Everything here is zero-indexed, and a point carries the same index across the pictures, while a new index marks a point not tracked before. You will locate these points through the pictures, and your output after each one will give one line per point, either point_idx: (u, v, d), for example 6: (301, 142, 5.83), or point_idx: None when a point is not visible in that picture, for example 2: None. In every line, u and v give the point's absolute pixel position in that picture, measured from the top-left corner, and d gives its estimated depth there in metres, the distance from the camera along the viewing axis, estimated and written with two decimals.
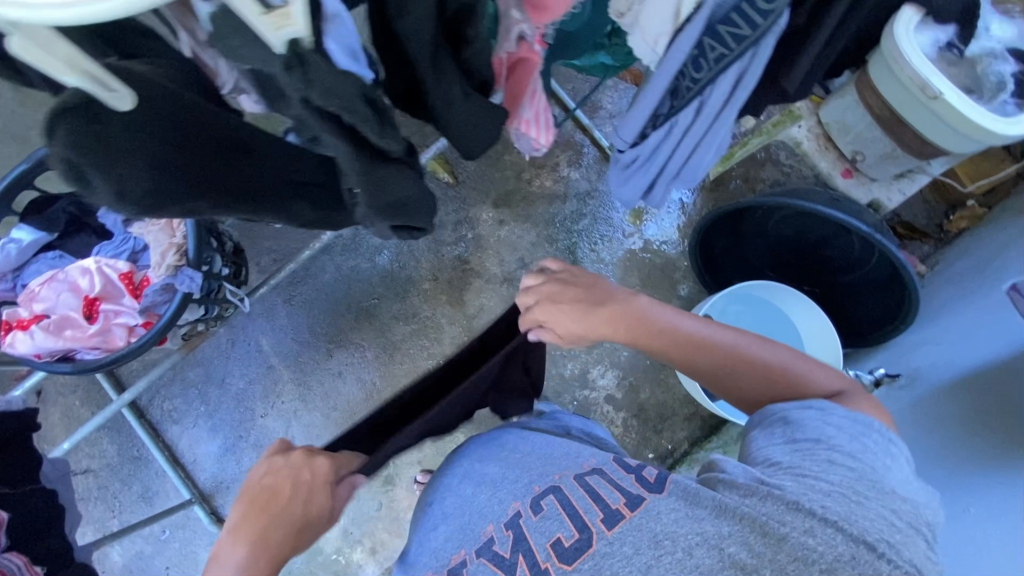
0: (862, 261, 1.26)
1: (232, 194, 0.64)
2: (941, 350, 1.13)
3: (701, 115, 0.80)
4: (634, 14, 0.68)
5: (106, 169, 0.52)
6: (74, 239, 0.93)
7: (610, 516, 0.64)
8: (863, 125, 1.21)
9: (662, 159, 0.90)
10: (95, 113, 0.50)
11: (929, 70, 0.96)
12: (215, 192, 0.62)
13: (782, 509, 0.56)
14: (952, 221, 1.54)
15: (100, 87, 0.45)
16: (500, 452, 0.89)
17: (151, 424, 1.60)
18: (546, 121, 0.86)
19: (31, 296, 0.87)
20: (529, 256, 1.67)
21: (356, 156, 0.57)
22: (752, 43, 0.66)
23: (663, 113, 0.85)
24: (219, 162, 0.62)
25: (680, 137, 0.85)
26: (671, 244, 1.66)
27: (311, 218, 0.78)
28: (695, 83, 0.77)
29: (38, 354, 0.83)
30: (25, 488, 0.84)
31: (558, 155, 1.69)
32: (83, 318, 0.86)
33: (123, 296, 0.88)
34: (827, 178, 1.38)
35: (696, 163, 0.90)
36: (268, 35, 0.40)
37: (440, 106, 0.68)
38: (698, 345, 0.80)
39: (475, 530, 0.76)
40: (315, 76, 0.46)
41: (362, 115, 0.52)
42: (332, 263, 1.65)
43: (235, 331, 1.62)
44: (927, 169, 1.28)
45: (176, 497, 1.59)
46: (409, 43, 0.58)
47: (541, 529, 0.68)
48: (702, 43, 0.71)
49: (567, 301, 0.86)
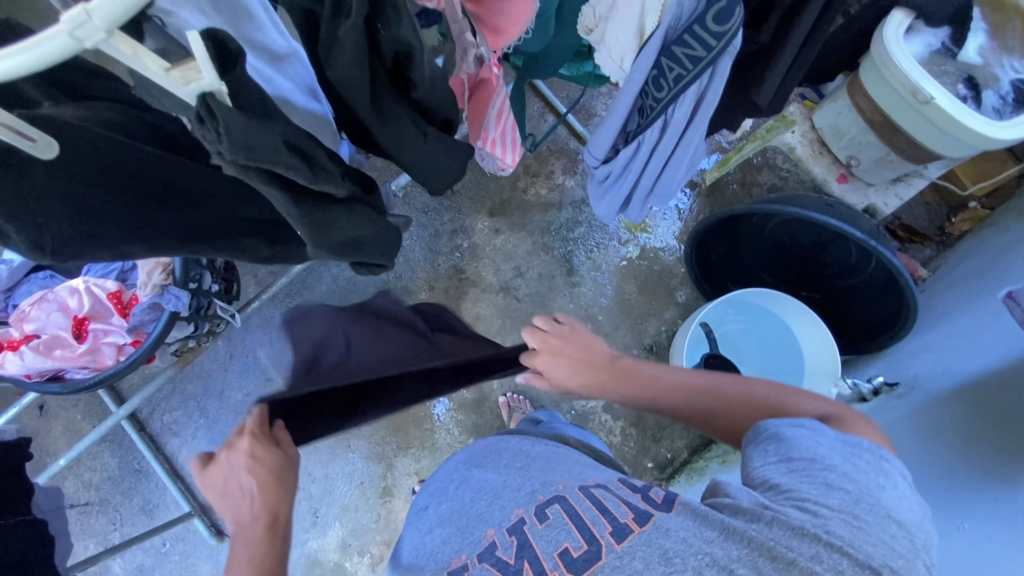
0: (859, 267, 1.24)
1: (174, 235, 0.65)
2: (941, 358, 1.10)
3: (667, 134, 0.80)
4: (601, 31, 0.72)
5: (25, 215, 0.53)
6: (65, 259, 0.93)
7: (619, 529, 0.59)
8: (855, 131, 1.19)
9: (633, 177, 0.90)
10: (15, 161, 0.53)
11: (918, 74, 0.95)
12: (153, 233, 0.63)
13: (789, 534, 0.53)
14: (954, 223, 1.52)
15: (19, 139, 0.50)
16: (497, 459, 0.82)
17: (151, 437, 1.61)
18: (511, 140, 0.85)
19: (21, 316, 0.87)
20: (525, 265, 1.67)
21: (288, 200, 0.58)
22: (708, 63, 0.67)
23: (632, 129, 0.84)
24: (157, 204, 0.63)
25: (649, 154, 0.85)
26: (668, 251, 1.65)
27: (268, 255, 0.77)
28: (658, 102, 0.76)
29: (28, 374, 0.84)
30: (19, 518, 0.84)
31: (553, 163, 1.69)
32: (72, 338, 0.86)
33: (112, 316, 0.88)
34: (822, 184, 1.35)
35: (667, 180, 0.90)
36: (177, 88, 0.44)
37: (391, 145, 0.68)
38: (689, 393, 0.82)
39: (475, 534, 0.69)
40: (227, 129, 0.47)
41: (286, 163, 0.53)
42: (328, 275, 1.66)
43: (233, 343, 1.63)
44: (924, 173, 1.26)
45: (176, 510, 1.60)
46: (343, 90, 0.57)
47: (547, 536, 0.62)
48: (660, 63, 0.71)
49: (565, 353, 0.87)
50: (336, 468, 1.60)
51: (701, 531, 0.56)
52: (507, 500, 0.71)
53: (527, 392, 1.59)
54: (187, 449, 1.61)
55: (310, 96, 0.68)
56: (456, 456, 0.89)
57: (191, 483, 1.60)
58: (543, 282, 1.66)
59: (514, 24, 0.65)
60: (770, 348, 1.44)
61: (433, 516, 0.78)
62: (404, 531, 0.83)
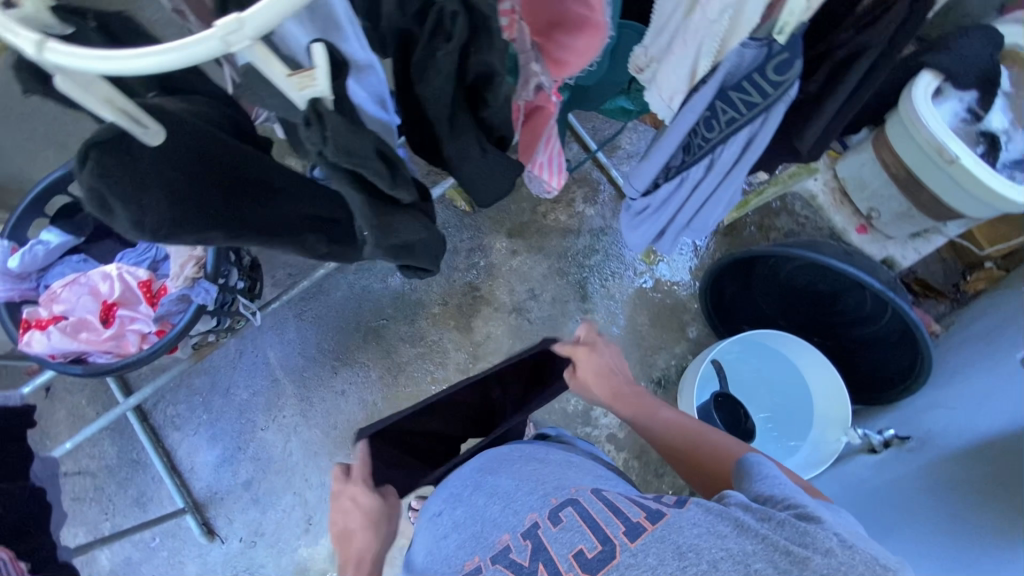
0: (873, 318, 1.24)
1: (252, 225, 0.65)
2: (953, 415, 1.10)
3: (712, 171, 0.83)
4: (652, 72, 0.71)
5: (128, 197, 0.54)
6: (99, 245, 0.96)
7: (633, 529, 0.65)
8: (879, 183, 1.21)
9: (671, 212, 0.92)
10: (127, 144, 0.54)
11: (945, 134, 0.98)
12: (237, 222, 0.63)
13: (800, 531, 0.59)
14: (969, 281, 1.53)
15: (131, 124, 0.50)
16: (513, 465, 0.88)
17: (153, 429, 1.61)
18: (558, 165, 0.88)
19: (52, 297, 0.89)
20: (539, 288, 1.68)
21: (367, 203, 0.60)
22: (763, 109, 0.72)
23: (675, 166, 0.88)
24: (237, 193, 0.64)
25: (691, 190, 0.88)
26: (682, 286, 1.66)
27: (329, 251, 0.78)
28: (707, 141, 0.81)
29: (53, 354, 0.86)
30: (17, 484, 0.84)
31: (574, 191, 1.71)
32: (99, 322, 0.88)
33: (140, 304, 0.90)
34: (841, 233, 1.38)
35: (706, 215, 0.93)
36: (292, 92, 0.47)
37: (455, 158, 0.71)
38: (673, 431, 0.94)
39: (490, 538, 0.75)
40: (331, 133, 0.51)
41: (375, 169, 0.57)
42: (345, 282, 1.68)
43: (245, 342, 1.64)
44: (943, 229, 1.28)
45: (170, 505, 1.59)
46: (428, 104, 0.62)
47: (562, 540, 0.67)
48: (714, 106, 0.76)
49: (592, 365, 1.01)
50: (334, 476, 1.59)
51: (710, 523, 0.62)
52: (521, 505, 0.77)
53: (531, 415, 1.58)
54: (187, 444, 1.61)
55: (380, 106, 0.65)
56: (465, 467, 0.95)
57: (188, 479, 1.59)
58: (556, 307, 1.67)
59: (580, 59, 0.65)
60: (778, 388, 1.44)
61: (449, 533, 0.83)
62: (421, 537, 0.91)
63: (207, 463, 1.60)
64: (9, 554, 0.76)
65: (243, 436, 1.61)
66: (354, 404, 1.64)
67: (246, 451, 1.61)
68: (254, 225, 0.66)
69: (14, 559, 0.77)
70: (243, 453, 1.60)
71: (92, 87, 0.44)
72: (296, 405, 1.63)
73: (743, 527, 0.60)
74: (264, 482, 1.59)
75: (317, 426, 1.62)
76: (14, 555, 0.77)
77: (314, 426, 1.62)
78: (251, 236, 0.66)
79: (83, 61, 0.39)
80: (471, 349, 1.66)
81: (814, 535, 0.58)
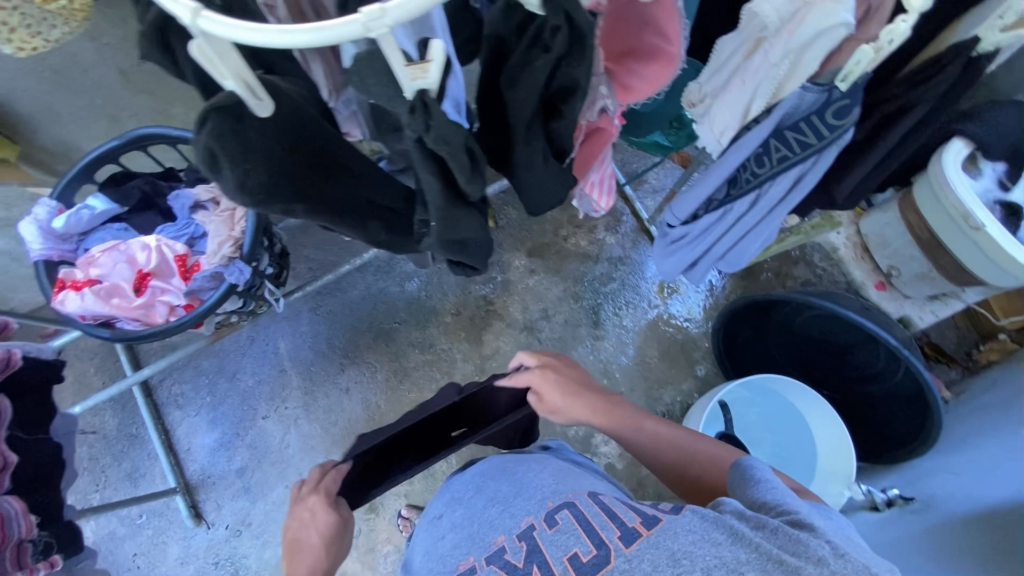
0: (886, 374, 1.25)
1: (327, 206, 0.68)
2: (960, 480, 1.09)
3: (756, 208, 0.85)
4: (706, 105, 0.75)
5: (236, 161, 0.54)
6: (141, 216, 0.98)
7: (628, 534, 0.66)
8: (902, 242, 1.23)
9: (711, 241, 0.94)
10: (239, 116, 0.53)
11: (972, 200, 1.00)
12: (314, 199, 0.66)
13: (793, 541, 0.60)
14: (982, 351, 1.54)
15: (249, 95, 0.50)
16: (512, 472, 0.89)
17: (156, 405, 1.62)
18: (607, 186, 0.92)
19: (89, 260, 0.91)
20: (553, 309, 1.70)
21: (441, 191, 0.63)
22: (816, 150, 0.74)
23: (719, 198, 0.90)
24: (325, 175, 0.67)
25: (732, 223, 0.90)
26: (695, 323, 1.67)
27: (383, 238, 0.82)
28: (756, 176, 0.83)
29: (83, 315, 0.88)
30: (38, 436, 0.87)
31: (598, 219, 1.74)
32: (131, 290, 0.90)
33: (172, 277, 0.92)
34: (859, 288, 1.39)
35: (742, 249, 0.95)
36: (405, 82, 0.48)
37: (522, 166, 0.73)
38: (665, 444, 0.94)
39: (486, 539, 0.77)
40: (434, 122, 0.52)
41: (462, 163, 0.58)
42: (363, 281, 1.70)
43: (257, 329, 1.66)
44: (962, 295, 1.28)
45: (161, 483, 1.58)
46: (513, 107, 0.63)
47: (556, 543, 0.69)
48: (768, 142, 0.79)
49: (563, 377, 1.00)
50: None
51: (704, 530, 0.63)
52: (518, 509, 0.78)
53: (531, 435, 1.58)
54: (187, 424, 1.61)
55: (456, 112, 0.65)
56: (468, 471, 0.99)
57: (183, 459, 1.59)
58: (567, 330, 1.68)
59: (647, 87, 0.70)
60: (778, 428, 1.44)
61: (445, 533, 0.85)
62: (420, 536, 0.92)
63: (203, 445, 1.60)
64: (21, 505, 0.80)
65: (243, 422, 1.62)
66: (357, 404, 1.64)
67: (244, 438, 1.61)
68: (330, 207, 0.69)
69: (25, 511, 0.81)
70: (241, 439, 1.60)
71: (225, 55, 0.45)
72: (300, 397, 1.64)
73: (736, 536, 0.61)
74: (257, 471, 1.59)
75: (318, 421, 1.62)
76: (25, 507, 0.81)
77: (315, 420, 1.62)
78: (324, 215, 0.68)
79: (232, 29, 0.41)
80: (479, 362, 1.67)
81: (807, 545, 0.59)
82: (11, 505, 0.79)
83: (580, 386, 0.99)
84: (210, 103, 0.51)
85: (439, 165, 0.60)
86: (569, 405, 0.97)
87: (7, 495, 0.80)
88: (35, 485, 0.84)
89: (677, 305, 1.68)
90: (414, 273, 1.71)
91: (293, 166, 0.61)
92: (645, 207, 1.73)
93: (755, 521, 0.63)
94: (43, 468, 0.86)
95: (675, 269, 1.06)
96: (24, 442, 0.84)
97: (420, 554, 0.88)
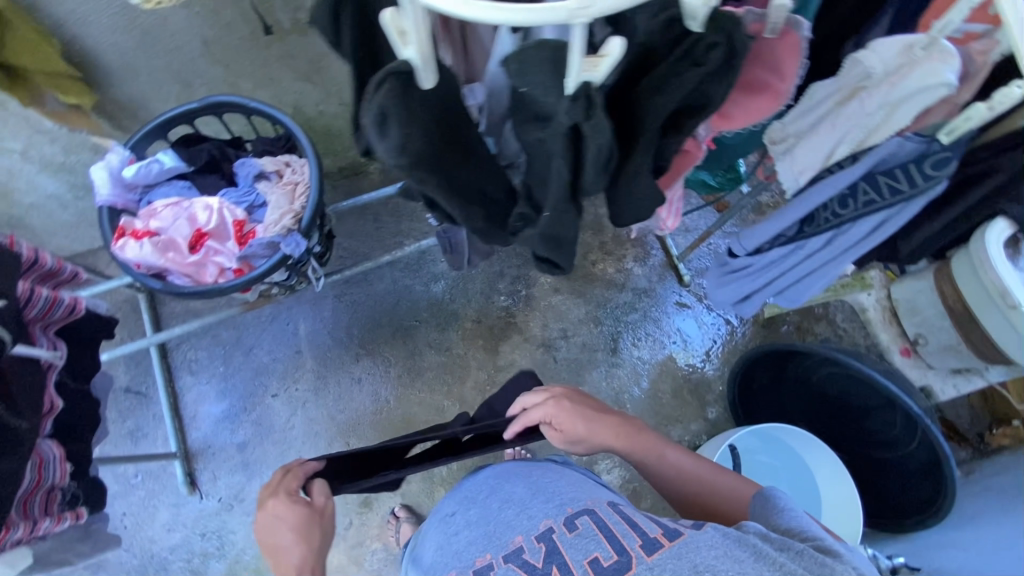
0: (902, 441, 1.27)
1: (454, 189, 0.68)
2: (970, 557, 1.09)
3: (831, 246, 0.87)
4: (789, 144, 0.80)
5: (403, 122, 0.56)
6: (205, 178, 1.01)
7: (649, 544, 0.67)
8: (933, 312, 1.24)
9: (776, 272, 0.98)
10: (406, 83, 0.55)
11: (1012, 279, 1.01)
12: (444, 175, 0.66)
13: (815, 565, 0.62)
14: (995, 434, 1.53)
15: (422, 66, 0.53)
16: (529, 475, 0.90)
17: (169, 368, 1.63)
18: (676, 208, 0.95)
19: (151, 212, 0.94)
20: (572, 330, 1.71)
21: (566, 180, 0.65)
22: (908, 198, 0.75)
23: (789, 235, 0.94)
24: (460, 155, 0.67)
25: (801, 259, 0.93)
26: (711, 365, 1.68)
27: (480, 227, 0.78)
28: (836, 217, 0.85)
29: (138, 264, 0.90)
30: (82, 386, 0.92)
31: (628, 249, 1.76)
32: (186, 247, 0.92)
33: (225, 241, 0.94)
34: (884, 351, 1.40)
35: (804, 286, 0.98)
36: (574, 75, 0.50)
37: (628, 174, 0.72)
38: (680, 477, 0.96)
39: (503, 538, 0.78)
40: (594, 116, 0.54)
41: (600, 154, 0.60)
42: (391, 276, 1.72)
43: (280, 308, 1.68)
44: (986, 373, 1.29)
45: (161, 446, 1.58)
46: (645, 115, 0.64)
47: (577, 546, 0.70)
48: (857, 185, 0.80)
49: (579, 403, 0.99)
50: None
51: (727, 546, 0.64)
52: (536, 512, 0.79)
53: (534, 453, 1.57)
54: (196, 391, 1.62)
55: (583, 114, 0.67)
56: (482, 472, 0.99)
57: (187, 426, 1.59)
58: (584, 353, 1.69)
59: (746, 117, 0.74)
60: (782, 479, 1.42)
61: (459, 525, 0.86)
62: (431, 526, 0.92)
63: (209, 414, 1.60)
64: (58, 452, 0.84)
65: (252, 397, 1.62)
66: (366, 396, 1.64)
67: (250, 413, 1.61)
68: (454, 187, 0.68)
69: (61, 458, 0.85)
70: (246, 414, 1.61)
71: (419, 24, 0.49)
72: (311, 381, 1.64)
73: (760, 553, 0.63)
74: (258, 448, 1.58)
75: (325, 406, 1.62)
76: (62, 454, 0.85)
77: (322, 406, 1.63)
78: (448, 195, 0.68)
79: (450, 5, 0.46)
80: (492, 372, 1.68)
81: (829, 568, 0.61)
82: (50, 450, 0.83)
83: (597, 412, 0.98)
84: (391, 68, 0.54)
85: (576, 150, 0.61)
86: (591, 432, 0.96)
87: (47, 440, 0.84)
88: (70, 433, 0.88)
89: (687, 347, 1.69)
90: (441, 276, 1.73)
91: (437, 137, 0.62)
92: (676, 243, 1.75)
93: (775, 543, 0.65)
94: (79, 419, 0.90)
95: (730, 298, 1.12)
96: (71, 392, 0.90)
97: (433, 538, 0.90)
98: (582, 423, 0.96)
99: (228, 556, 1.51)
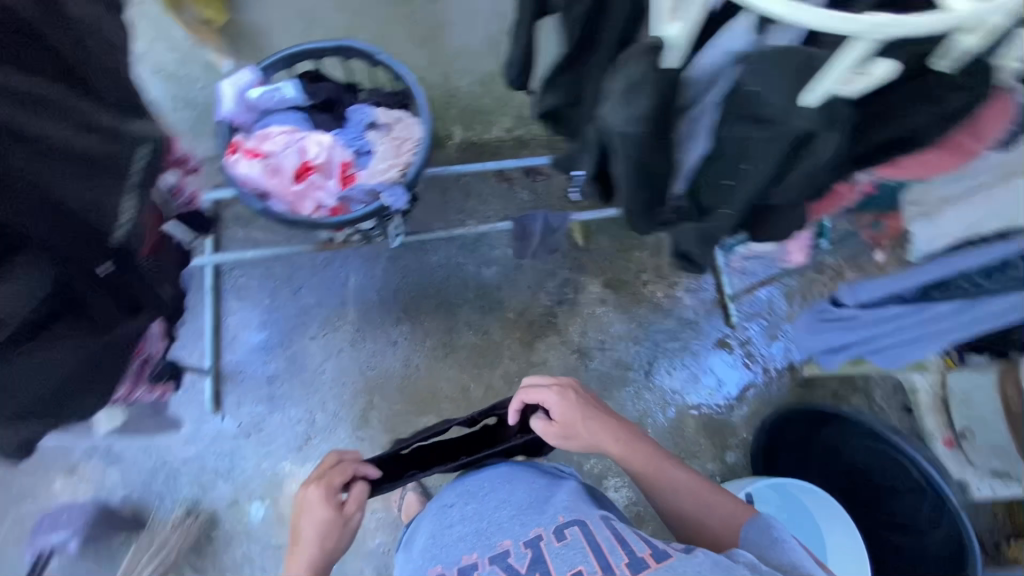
0: (923, 531, 1.28)
1: (643, 170, 0.74)
2: None
3: (960, 313, 0.92)
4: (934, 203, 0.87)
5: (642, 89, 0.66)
6: (320, 115, 1.04)
7: (635, 564, 0.70)
8: (988, 409, 1.22)
9: (883, 333, 1.03)
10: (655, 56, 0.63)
11: None
12: (650, 151, 0.72)
13: None
14: (1011, 546, 1.50)
15: (678, 47, 0.64)
16: (531, 479, 0.90)
17: (218, 288, 1.67)
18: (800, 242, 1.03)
19: (266, 136, 0.97)
20: (610, 343, 1.71)
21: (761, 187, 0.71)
22: None
23: (907, 296, 0.97)
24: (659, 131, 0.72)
25: (919, 322, 0.98)
26: (739, 410, 1.67)
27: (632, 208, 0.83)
28: (976, 287, 0.89)
29: (246, 182, 0.93)
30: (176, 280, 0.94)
31: (682, 277, 1.76)
32: (291, 175, 0.95)
33: (330, 178, 0.97)
34: (927, 437, 1.42)
35: (905, 350, 1.04)
36: (827, 87, 0.57)
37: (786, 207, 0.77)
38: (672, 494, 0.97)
39: (491, 540, 0.80)
40: (839, 123, 0.61)
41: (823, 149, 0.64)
42: (446, 251, 1.74)
43: (335, 256, 1.71)
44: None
45: (195, 361, 1.62)
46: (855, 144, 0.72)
47: (562, 557, 0.73)
48: (1010, 260, 0.85)
49: (587, 403, 1.02)
50: (350, 411, 1.62)
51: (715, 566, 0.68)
52: (531, 520, 0.81)
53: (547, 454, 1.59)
54: (239, 317, 1.66)
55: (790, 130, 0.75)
56: (479, 473, 0.96)
57: (224, 347, 1.63)
58: (617, 368, 1.69)
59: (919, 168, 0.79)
60: None
61: (460, 516, 0.87)
62: (429, 515, 0.92)
63: (246, 341, 1.64)
64: None
65: (291, 334, 1.65)
66: (397, 359, 1.67)
67: (285, 349, 1.64)
68: (640, 164, 0.73)
69: None
70: (282, 349, 1.64)
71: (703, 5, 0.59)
72: (349, 333, 1.67)
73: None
74: (286, 384, 1.62)
75: (357, 360, 1.65)
76: None
77: (354, 359, 1.65)
78: (637, 166, 0.73)
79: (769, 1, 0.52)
80: (523, 366, 1.69)
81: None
82: None
83: (601, 413, 1.01)
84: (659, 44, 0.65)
85: (784, 163, 0.68)
86: (593, 433, 0.99)
87: None
88: None
89: (690, 393, 1.68)
90: (494, 262, 1.75)
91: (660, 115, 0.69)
92: (731, 283, 1.74)
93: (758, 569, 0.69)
94: None
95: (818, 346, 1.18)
96: None
97: (432, 520, 0.91)
98: (584, 418, 1.01)
99: (236, 480, 1.54)
